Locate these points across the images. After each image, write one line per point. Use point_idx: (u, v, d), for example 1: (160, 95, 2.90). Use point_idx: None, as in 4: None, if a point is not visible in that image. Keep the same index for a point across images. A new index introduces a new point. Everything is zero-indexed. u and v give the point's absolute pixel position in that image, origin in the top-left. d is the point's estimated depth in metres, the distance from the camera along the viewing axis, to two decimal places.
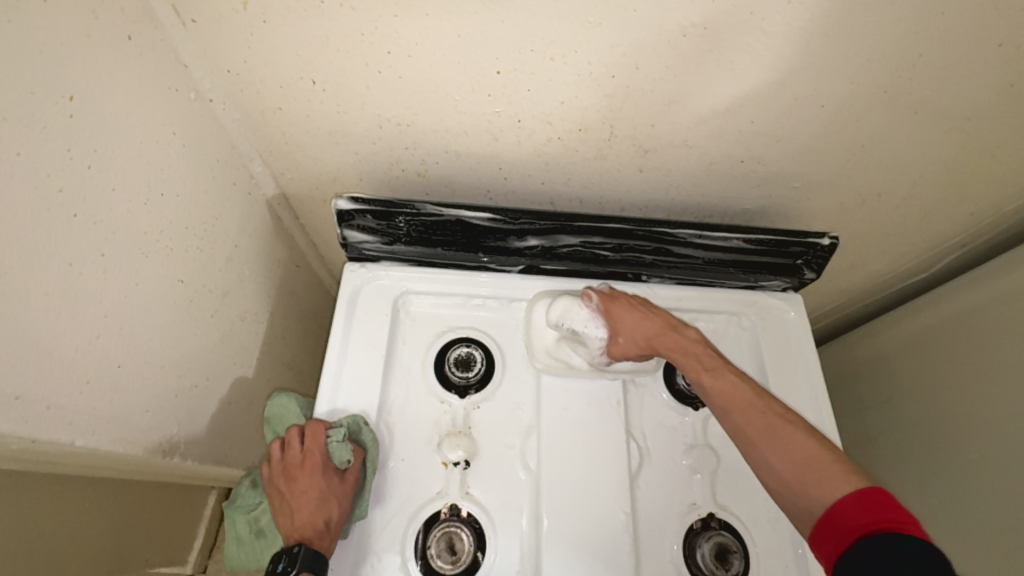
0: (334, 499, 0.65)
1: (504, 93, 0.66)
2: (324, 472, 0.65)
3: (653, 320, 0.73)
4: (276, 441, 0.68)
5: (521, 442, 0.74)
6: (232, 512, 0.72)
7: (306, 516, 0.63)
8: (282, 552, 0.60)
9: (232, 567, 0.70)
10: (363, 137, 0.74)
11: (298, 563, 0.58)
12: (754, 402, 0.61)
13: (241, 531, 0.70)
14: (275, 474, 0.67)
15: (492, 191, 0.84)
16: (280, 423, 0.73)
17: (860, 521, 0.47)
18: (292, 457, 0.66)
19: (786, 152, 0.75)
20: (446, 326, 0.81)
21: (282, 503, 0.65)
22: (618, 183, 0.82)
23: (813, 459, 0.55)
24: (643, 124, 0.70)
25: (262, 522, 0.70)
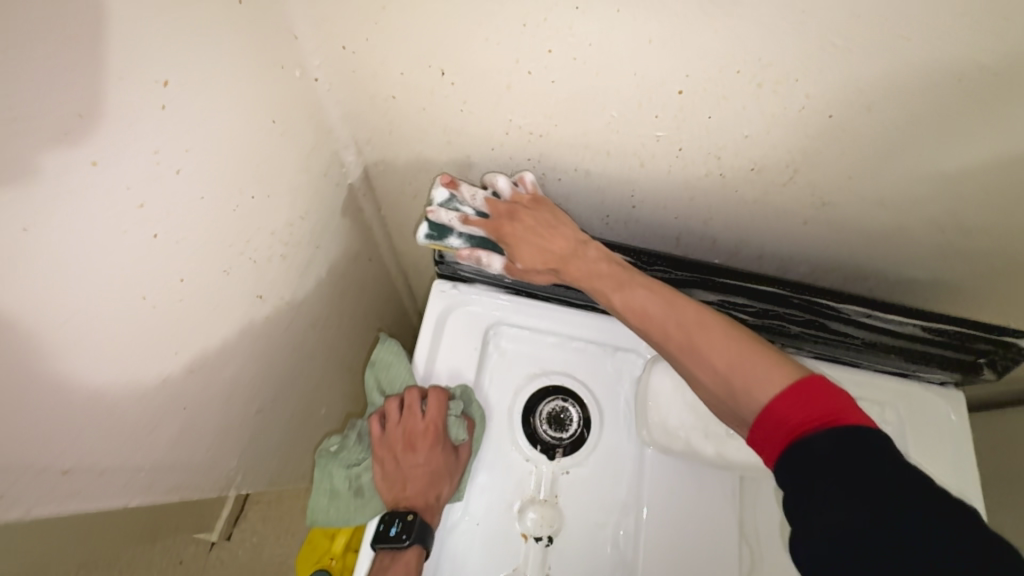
0: (446, 476, 0.60)
1: (675, 116, 0.52)
2: (441, 447, 0.61)
3: (551, 240, 0.61)
4: (395, 401, 0.63)
5: (615, 523, 0.63)
6: (330, 463, 0.63)
7: (417, 486, 0.59)
8: (395, 516, 0.57)
9: (316, 522, 0.60)
10: (481, 140, 0.62)
11: (413, 533, 0.56)
12: (708, 341, 0.52)
13: (338, 486, 0.62)
14: (389, 435, 0.62)
15: (611, 216, 0.72)
16: (385, 374, 0.67)
17: (789, 418, 0.44)
18: (412, 424, 0.61)
19: (1009, 229, 0.59)
20: (539, 368, 0.70)
21: (392, 467, 0.61)
22: (769, 232, 0.68)
23: (738, 374, 0.49)
24: (836, 175, 0.56)
25: (364, 479, 0.62)
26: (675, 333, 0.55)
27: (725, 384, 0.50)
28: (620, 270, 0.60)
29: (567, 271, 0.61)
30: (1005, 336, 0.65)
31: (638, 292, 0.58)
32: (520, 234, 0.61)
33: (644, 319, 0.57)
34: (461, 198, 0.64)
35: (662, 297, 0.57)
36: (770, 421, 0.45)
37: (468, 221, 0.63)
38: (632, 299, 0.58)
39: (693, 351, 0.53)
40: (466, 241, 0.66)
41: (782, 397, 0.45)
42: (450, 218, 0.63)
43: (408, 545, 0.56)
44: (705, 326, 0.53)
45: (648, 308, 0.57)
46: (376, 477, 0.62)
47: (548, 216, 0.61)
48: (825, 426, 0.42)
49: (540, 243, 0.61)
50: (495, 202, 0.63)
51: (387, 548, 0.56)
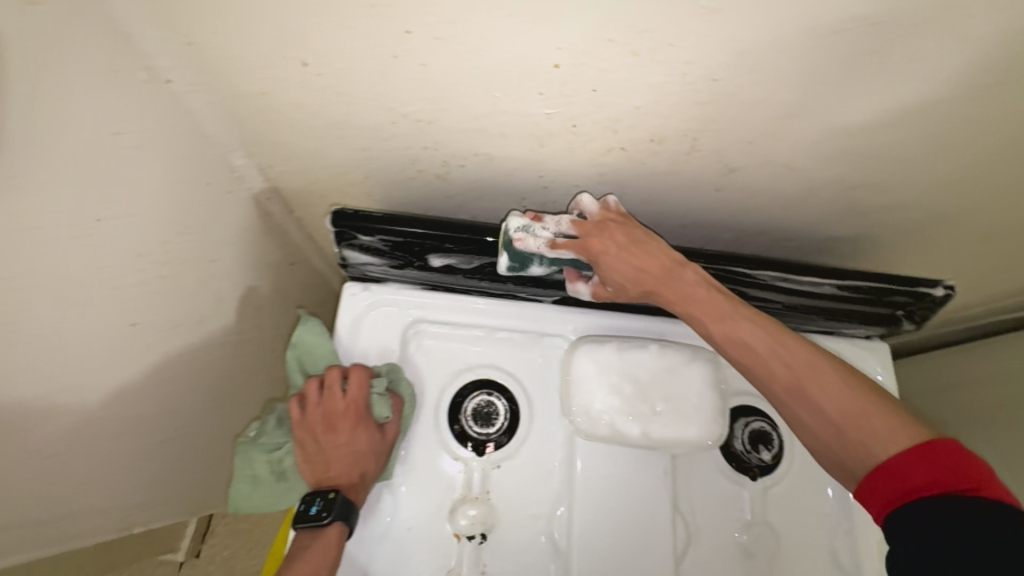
0: (371, 454, 0.58)
1: (560, 91, 0.49)
2: (364, 426, 0.58)
3: (646, 264, 0.55)
4: (313, 380, 0.59)
5: (549, 514, 0.62)
6: (250, 449, 0.58)
7: (340, 466, 0.57)
8: (315, 495, 0.55)
9: (239, 509, 0.57)
10: (371, 132, 0.58)
11: (334, 511, 0.54)
12: (830, 384, 0.49)
13: (259, 472, 0.58)
14: (308, 417, 0.58)
15: (527, 199, 0.69)
16: (308, 357, 0.62)
17: (911, 480, 0.42)
18: (332, 404, 0.58)
19: (917, 181, 0.58)
20: (464, 364, 0.68)
21: (312, 448, 0.57)
22: (686, 202, 0.66)
23: (860, 423, 0.46)
24: (737, 141, 0.53)
25: (287, 462, 0.58)
26: (786, 370, 0.51)
27: (838, 434, 0.47)
28: (722, 298, 0.55)
29: (659, 295, 0.56)
30: (921, 287, 0.64)
31: (742, 325, 0.54)
32: (615, 257, 0.55)
33: (749, 354, 0.53)
34: (547, 226, 0.58)
35: (769, 332, 0.52)
36: (886, 481, 0.43)
37: (556, 244, 0.57)
38: (733, 329, 0.54)
39: (806, 398, 0.49)
40: (550, 265, 0.60)
41: (906, 457, 0.43)
42: (539, 243, 0.57)
43: (329, 522, 0.54)
44: (820, 370, 0.49)
45: (753, 342, 0.52)
46: (295, 459, 0.58)
47: (644, 235, 0.56)
48: (949, 494, 0.40)
49: (639, 265, 0.55)
50: (581, 221, 0.57)
51: (307, 527, 0.54)
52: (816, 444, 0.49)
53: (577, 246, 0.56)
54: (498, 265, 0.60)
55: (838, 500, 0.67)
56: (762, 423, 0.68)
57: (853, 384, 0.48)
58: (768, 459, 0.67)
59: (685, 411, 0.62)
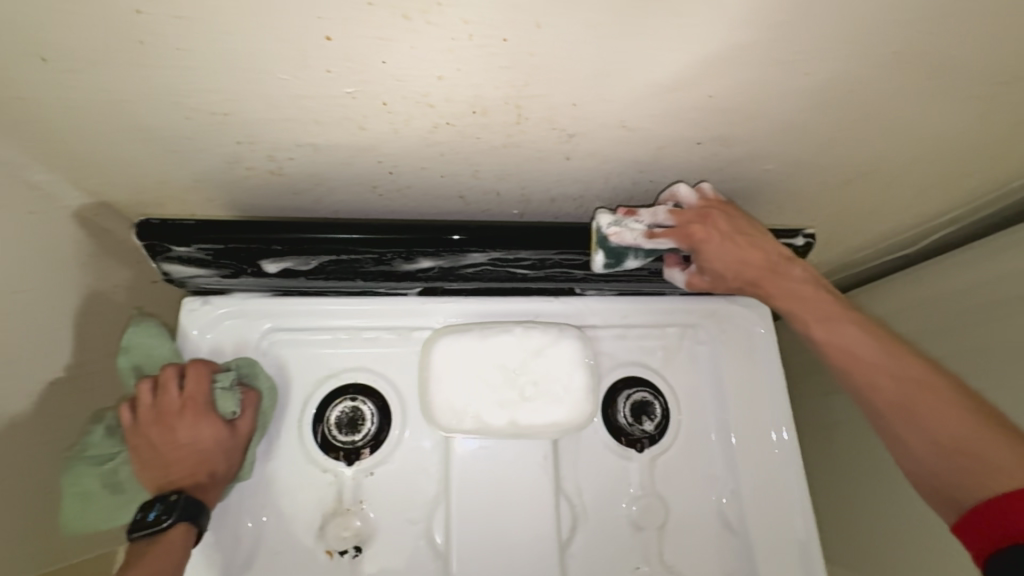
0: (221, 452, 0.53)
1: (348, 67, 0.44)
2: (208, 424, 0.53)
3: (749, 254, 0.59)
4: (145, 380, 0.53)
5: (427, 516, 0.60)
6: (75, 464, 0.51)
7: (184, 467, 0.52)
8: (154, 500, 0.50)
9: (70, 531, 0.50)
10: (170, 132, 0.52)
11: (175, 513, 0.49)
12: (936, 404, 0.51)
13: (89, 486, 0.51)
14: (142, 420, 0.52)
15: (378, 186, 0.64)
16: (144, 361, 0.56)
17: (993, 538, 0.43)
18: (168, 403, 0.52)
19: (759, 130, 0.56)
20: (327, 370, 0.63)
21: (149, 452, 0.52)
22: (542, 174, 0.62)
23: (965, 449, 0.49)
24: (562, 104, 0.50)
25: (123, 472, 0.52)
26: (921, 389, 0.52)
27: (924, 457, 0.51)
28: (826, 301, 0.58)
29: (760, 287, 0.61)
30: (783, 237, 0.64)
31: (849, 331, 0.57)
32: (722, 253, 0.58)
33: (857, 363, 0.56)
34: (639, 219, 0.59)
35: (882, 345, 0.55)
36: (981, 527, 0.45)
37: (654, 235, 0.58)
38: (838, 336, 0.57)
39: (910, 414, 0.52)
40: (647, 256, 0.60)
41: None
42: (635, 236, 0.57)
43: (171, 525, 0.49)
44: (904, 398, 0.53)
45: (857, 349, 0.56)
46: (132, 467, 0.52)
47: (744, 223, 0.59)
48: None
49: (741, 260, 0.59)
50: (680, 211, 0.58)
51: (145, 536, 0.49)
52: (912, 466, 0.52)
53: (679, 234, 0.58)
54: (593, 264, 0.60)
55: (724, 461, 0.66)
56: (644, 393, 0.67)
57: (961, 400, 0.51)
58: (651, 429, 0.66)
59: (555, 393, 0.59)
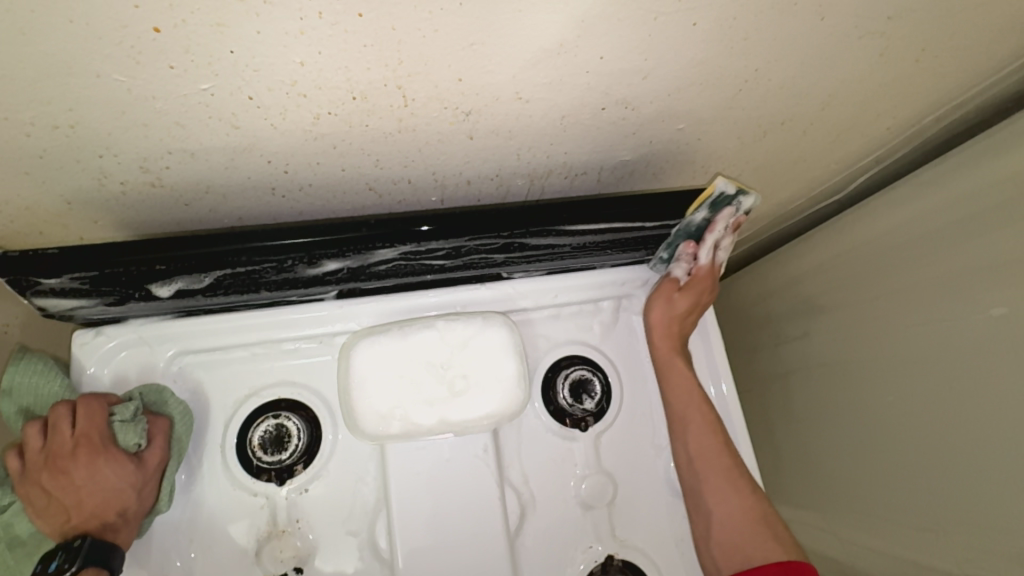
0: (127, 489, 0.48)
1: (192, 60, 0.40)
2: (106, 461, 0.48)
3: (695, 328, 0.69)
4: (33, 424, 0.47)
5: (368, 526, 0.58)
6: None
7: (87, 511, 0.47)
8: (57, 549, 0.46)
9: None
10: (17, 152, 0.47)
11: (79, 560, 0.45)
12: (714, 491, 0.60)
13: None
14: (32, 467, 0.47)
15: (277, 188, 0.59)
16: (32, 402, 0.50)
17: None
18: (57, 446, 0.47)
19: (660, 89, 0.54)
20: (247, 389, 0.60)
21: (46, 500, 0.47)
22: (449, 156, 0.59)
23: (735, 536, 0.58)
24: (445, 80, 0.47)
25: (19, 526, 0.47)
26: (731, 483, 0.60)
27: (729, 529, 0.59)
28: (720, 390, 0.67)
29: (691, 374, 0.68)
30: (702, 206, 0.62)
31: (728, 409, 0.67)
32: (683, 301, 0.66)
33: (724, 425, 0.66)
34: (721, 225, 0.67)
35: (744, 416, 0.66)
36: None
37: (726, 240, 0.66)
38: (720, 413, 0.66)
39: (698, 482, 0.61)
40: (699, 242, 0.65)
41: None
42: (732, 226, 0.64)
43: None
44: (733, 477, 0.61)
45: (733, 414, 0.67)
46: (28, 516, 0.47)
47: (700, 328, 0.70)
48: None
49: (687, 315, 0.66)
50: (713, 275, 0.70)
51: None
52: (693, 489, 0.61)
53: (708, 275, 0.67)
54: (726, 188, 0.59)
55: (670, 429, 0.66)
56: (583, 370, 0.66)
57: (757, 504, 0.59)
58: (592, 406, 0.65)
59: (488, 385, 0.57)
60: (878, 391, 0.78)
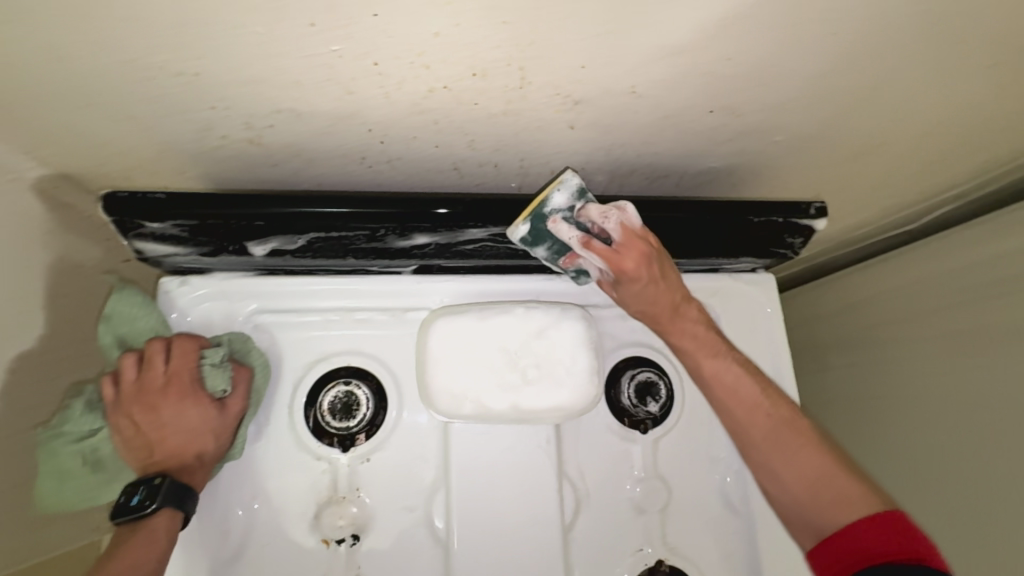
0: (208, 432, 0.49)
1: (331, 19, 0.40)
2: (193, 403, 0.49)
3: (657, 292, 0.56)
4: (129, 355, 0.49)
5: (425, 501, 0.58)
6: (45, 446, 0.46)
7: (171, 447, 0.48)
8: (138, 483, 0.46)
9: (46, 509, 0.46)
10: (134, 96, 0.47)
11: (160, 496, 0.45)
12: (783, 464, 0.54)
13: (66, 465, 0.46)
14: (125, 397, 0.48)
15: (367, 157, 0.60)
16: (129, 333, 0.51)
17: (870, 548, 0.46)
18: (152, 382, 0.48)
19: (771, 99, 0.53)
20: (318, 354, 0.60)
21: (133, 432, 0.47)
22: (542, 143, 0.58)
23: (819, 500, 0.51)
24: (567, 67, 0.46)
25: (103, 453, 0.47)
26: (796, 450, 0.54)
27: (796, 497, 0.53)
28: (715, 340, 0.58)
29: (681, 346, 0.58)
30: (796, 218, 0.60)
31: (729, 368, 0.57)
32: (627, 293, 0.57)
33: (733, 397, 0.56)
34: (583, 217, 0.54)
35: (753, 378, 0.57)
36: (851, 539, 0.47)
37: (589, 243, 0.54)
38: (725, 375, 0.57)
39: (771, 454, 0.55)
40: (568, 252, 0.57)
41: (863, 529, 0.47)
42: (570, 235, 0.53)
43: (155, 511, 0.45)
44: (777, 442, 0.54)
45: (739, 386, 0.56)
46: (114, 445, 0.47)
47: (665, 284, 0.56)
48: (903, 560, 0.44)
49: (645, 296, 0.57)
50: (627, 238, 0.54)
51: (129, 521, 0.44)
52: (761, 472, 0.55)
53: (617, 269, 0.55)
54: (514, 229, 0.54)
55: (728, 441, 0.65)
56: (650, 373, 0.65)
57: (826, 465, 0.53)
58: (656, 411, 0.64)
59: (559, 376, 0.57)
60: (926, 428, 0.76)
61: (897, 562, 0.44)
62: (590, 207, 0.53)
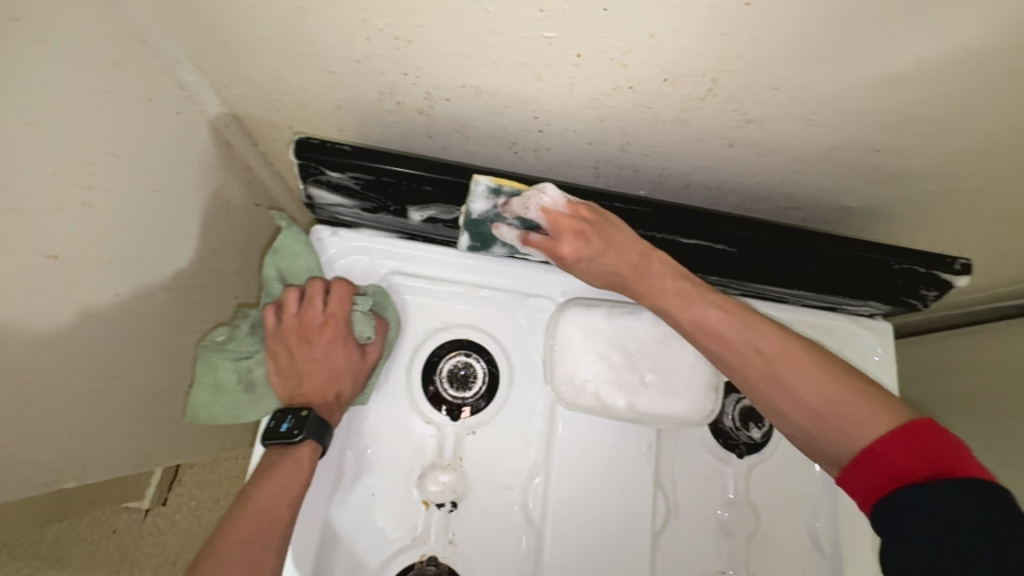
0: (350, 374, 0.53)
1: (563, 8, 0.42)
2: (342, 344, 0.53)
3: (608, 253, 0.54)
4: (292, 290, 0.53)
5: (524, 482, 0.59)
6: (212, 356, 0.50)
7: (315, 384, 0.51)
8: (287, 412, 0.49)
9: (196, 418, 0.50)
10: (340, 53, 0.50)
11: (306, 429, 0.48)
12: (792, 399, 0.50)
13: (224, 379, 0.50)
14: (285, 327, 0.53)
15: (519, 142, 0.62)
16: (288, 267, 0.56)
17: (897, 466, 0.42)
18: (311, 317, 0.53)
19: (945, 147, 0.52)
20: (440, 322, 0.62)
21: (286, 361, 0.52)
22: (693, 155, 0.59)
23: (843, 426, 0.46)
24: (759, 86, 0.47)
25: (257, 374, 0.51)
26: (813, 389, 0.49)
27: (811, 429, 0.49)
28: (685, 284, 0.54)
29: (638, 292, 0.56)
30: (938, 271, 0.60)
31: (708, 311, 0.54)
32: (585, 271, 0.55)
33: (715, 339, 0.53)
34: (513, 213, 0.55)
35: (739, 318, 0.53)
36: (883, 463, 0.43)
37: (527, 241, 0.55)
38: (707, 316, 0.54)
39: (776, 382, 0.50)
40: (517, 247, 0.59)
41: (890, 442, 0.43)
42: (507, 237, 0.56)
43: (301, 441, 0.48)
44: (780, 377, 0.50)
45: (721, 329, 0.53)
46: (268, 371, 0.52)
47: (619, 236, 0.54)
48: (936, 478, 0.40)
49: (607, 271, 0.55)
50: (552, 216, 0.53)
51: (277, 444, 0.48)
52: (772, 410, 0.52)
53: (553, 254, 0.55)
54: (458, 242, 0.59)
55: (823, 483, 0.64)
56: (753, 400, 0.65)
57: (846, 377, 0.48)
58: (757, 438, 0.64)
59: (676, 385, 0.58)
60: None
61: (935, 478, 0.40)
62: (510, 200, 0.53)
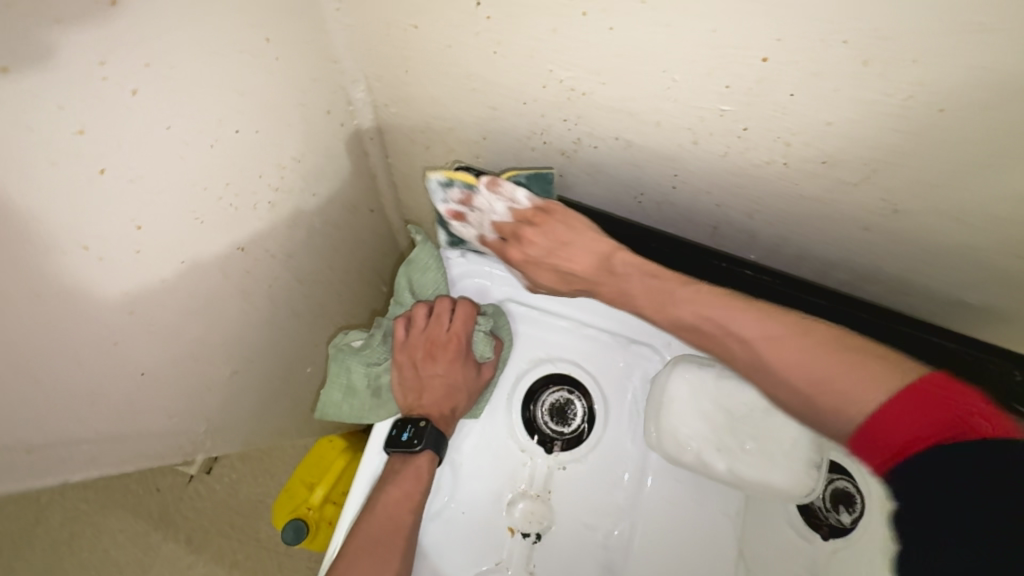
0: (464, 391, 0.60)
1: (748, 86, 0.43)
2: (461, 362, 0.60)
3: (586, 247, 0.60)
4: (423, 305, 0.61)
5: (607, 527, 0.59)
6: (348, 359, 0.59)
7: (434, 397, 0.59)
8: (408, 422, 0.56)
9: (325, 415, 0.58)
10: (510, 93, 0.53)
11: (425, 440, 0.54)
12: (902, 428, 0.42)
13: (355, 381, 0.58)
14: (411, 341, 0.60)
15: (645, 194, 0.63)
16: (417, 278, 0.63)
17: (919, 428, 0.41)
18: (436, 336, 0.60)
19: None
20: (545, 354, 0.63)
21: (411, 373, 0.60)
22: (824, 237, 0.59)
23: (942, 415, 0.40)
24: (920, 184, 0.47)
25: (383, 380, 0.59)
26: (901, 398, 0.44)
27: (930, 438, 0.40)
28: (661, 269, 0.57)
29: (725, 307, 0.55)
30: None
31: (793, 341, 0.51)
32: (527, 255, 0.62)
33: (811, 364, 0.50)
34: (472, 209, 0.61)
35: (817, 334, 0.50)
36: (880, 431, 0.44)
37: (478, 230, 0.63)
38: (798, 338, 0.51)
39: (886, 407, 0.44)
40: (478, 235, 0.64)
41: (902, 405, 0.43)
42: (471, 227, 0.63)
43: (420, 450, 0.55)
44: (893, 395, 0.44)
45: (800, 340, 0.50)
46: (393, 379, 0.60)
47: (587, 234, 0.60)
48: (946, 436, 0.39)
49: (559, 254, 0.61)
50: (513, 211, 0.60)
51: (400, 452, 0.55)
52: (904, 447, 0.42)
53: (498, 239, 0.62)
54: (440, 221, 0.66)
55: None
56: None
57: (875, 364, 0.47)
58: (847, 524, 0.51)
59: (774, 454, 0.57)
60: None
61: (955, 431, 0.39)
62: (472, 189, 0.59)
